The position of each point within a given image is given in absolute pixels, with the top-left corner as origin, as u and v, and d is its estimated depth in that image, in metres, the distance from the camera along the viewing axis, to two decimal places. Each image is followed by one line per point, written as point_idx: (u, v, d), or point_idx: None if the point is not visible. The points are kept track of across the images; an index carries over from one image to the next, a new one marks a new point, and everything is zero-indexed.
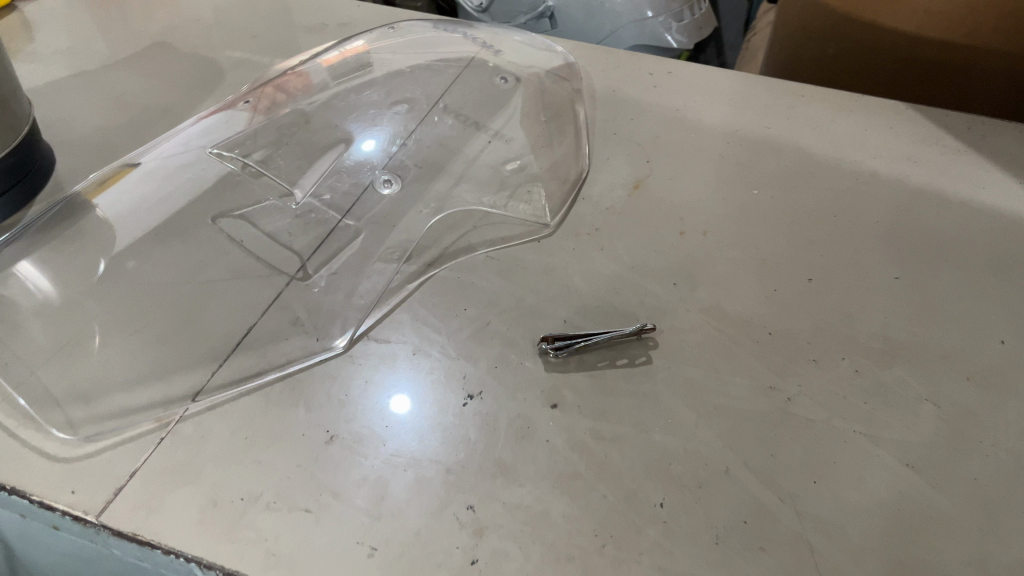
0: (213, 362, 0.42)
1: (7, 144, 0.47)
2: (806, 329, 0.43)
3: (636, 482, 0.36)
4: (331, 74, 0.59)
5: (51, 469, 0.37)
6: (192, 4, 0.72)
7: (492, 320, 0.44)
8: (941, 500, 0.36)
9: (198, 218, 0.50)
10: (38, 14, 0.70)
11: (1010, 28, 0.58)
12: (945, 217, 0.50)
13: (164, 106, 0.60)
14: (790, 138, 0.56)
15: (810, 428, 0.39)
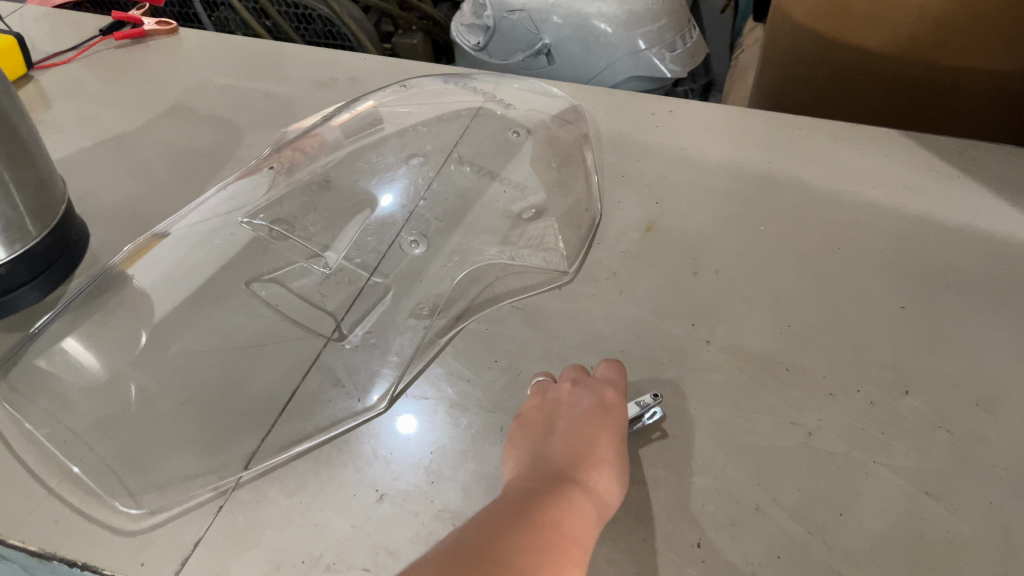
0: (261, 427, 0.44)
1: (47, 225, 0.49)
2: (820, 363, 0.46)
3: (673, 524, 0.39)
4: (343, 132, 0.62)
5: (118, 543, 0.39)
6: (204, 64, 0.75)
7: (523, 369, 0.46)
8: (959, 525, 0.38)
9: (231, 284, 0.52)
10: (54, 83, 0.73)
11: (1005, 51, 0.55)
12: (945, 244, 0.52)
13: (188, 172, 0.63)
14: (791, 172, 0.58)
15: (832, 461, 0.41)
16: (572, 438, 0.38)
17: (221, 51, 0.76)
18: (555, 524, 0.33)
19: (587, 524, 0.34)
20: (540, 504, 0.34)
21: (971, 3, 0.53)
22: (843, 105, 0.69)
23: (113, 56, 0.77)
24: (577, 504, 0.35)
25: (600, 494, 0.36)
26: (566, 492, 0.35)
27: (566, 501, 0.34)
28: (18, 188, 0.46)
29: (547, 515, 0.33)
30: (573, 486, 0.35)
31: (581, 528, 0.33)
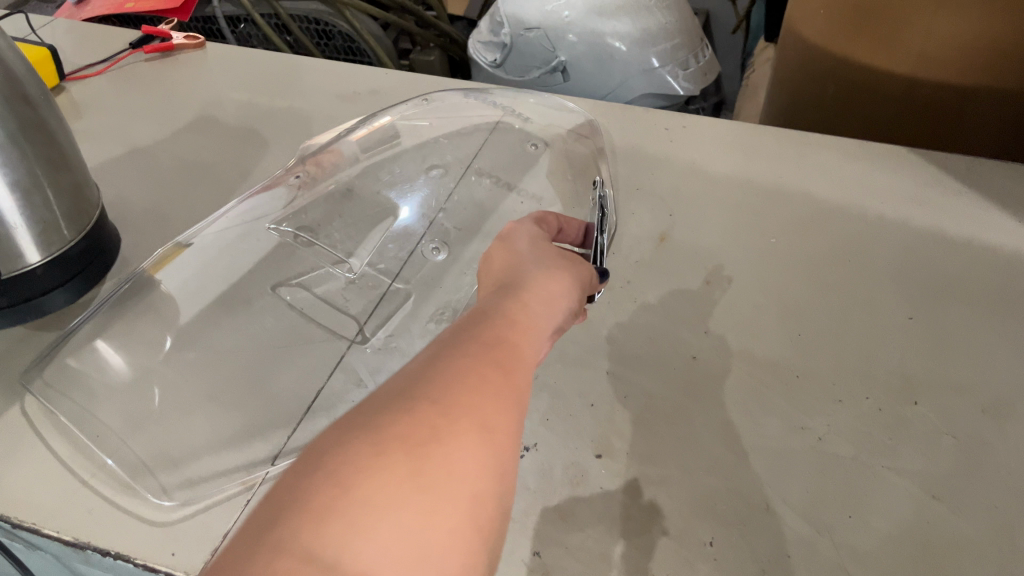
0: (287, 425, 0.45)
1: (82, 229, 0.51)
2: (828, 370, 0.47)
3: (685, 522, 0.40)
4: (361, 147, 0.63)
5: (150, 533, 0.41)
6: (230, 77, 0.77)
7: (539, 373, 0.48)
8: (964, 527, 0.39)
9: (258, 289, 0.54)
10: (85, 94, 0.76)
11: (1009, 70, 0.56)
12: (951, 257, 0.53)
13: (215, 181, 0.65)
14: (801, 185, 0.60)
15: (840, 464, 0.42)
16: (508, 277, 0.37)
17: (246, 64, 0.79)
18: (494, 339, 0.31)
19: (529, 338, 0.33)
20: (481, 324, 0.32)
21: (974, 24, 0.55)
22: (849, 122, 0.71)
23: (142, 68, 0.79)
24: (514, 321, 0.33)
25: (546, 298, 0.36)
26: (505, 310, 0.34)
27: (507, 318, 0.33)
28: (54, 193, 0.48)
29: (490, 322, 0.33)
30: (513, 304, 0.34)
31: (522, 327, 0.33)
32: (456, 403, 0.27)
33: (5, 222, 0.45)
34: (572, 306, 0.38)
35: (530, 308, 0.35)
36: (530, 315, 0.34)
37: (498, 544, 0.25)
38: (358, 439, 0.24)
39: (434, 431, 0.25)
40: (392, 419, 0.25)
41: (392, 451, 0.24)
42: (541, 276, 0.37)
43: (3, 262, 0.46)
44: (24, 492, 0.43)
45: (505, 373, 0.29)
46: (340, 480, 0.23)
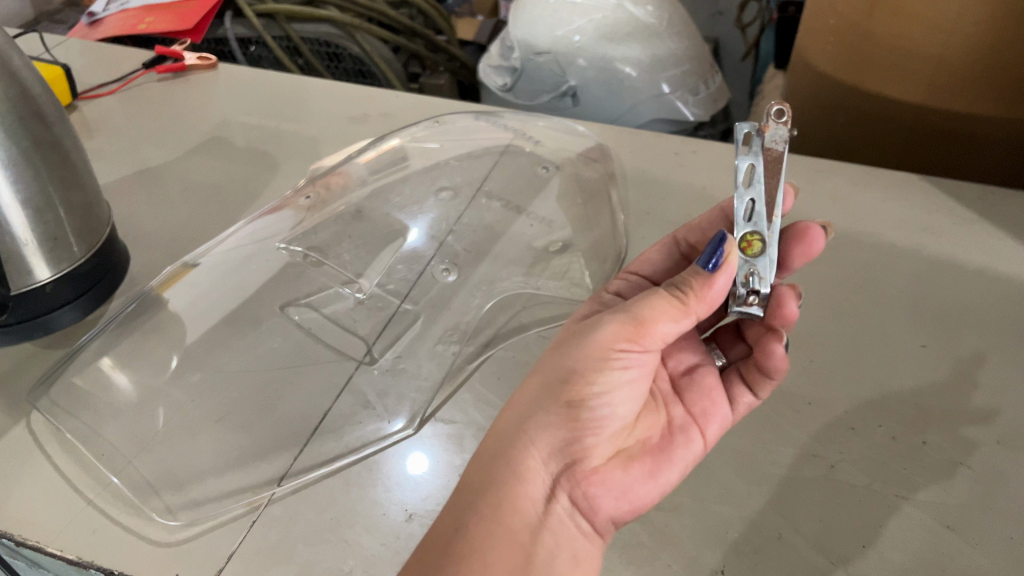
0: (294, 446, 0.45)
1: (93, 246, 0.51)
2: (842, 398, 0.46)
3: (697, 549, 0.39)
4: (369, 169, 0.64)
5: (154, 553, 0.40)
6: (241, 98, 0.77)
7: None
8: (980, 559, 0.39)
9: (267, 310, 0.54)
10: (97, 114, 0.76)
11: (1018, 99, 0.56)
12: (964, 286, 0.53)
13: (226, 202, 0.65)
14: (811, 212, 0.59)
15: (853, 493, 0.42)
16: (495, 433, 0.39)
17: (257, 85, 0.79)
18: (443, 548, 0.35)
19: (489, 523, 0.36)
20: (451, 534, 0.35)
21: (985, 53, 0.55)
22: (859, 149, 0.70)
23: (154, 89, 0.80)
24: (472, 507, 0.36)
25: (514, 433, 0.38)
26: (479, 504, 0.37)
27: (476, 516, 0.36)
28: (66, 211, 0.48)
29: (459, 523, 0.36)
30: (488, 492, 0.37)
31: (488, 526, 0.36)
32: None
33: (16, 238, 0.45)
34: (569, 383, 0.39)
35: (494, 470, 0.37)
36: (490, 487, 0.37)
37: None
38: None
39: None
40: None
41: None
42: (512, 404, 0.40)
43: (12, 277, 0.46)
44: (27, 509, 0.42)
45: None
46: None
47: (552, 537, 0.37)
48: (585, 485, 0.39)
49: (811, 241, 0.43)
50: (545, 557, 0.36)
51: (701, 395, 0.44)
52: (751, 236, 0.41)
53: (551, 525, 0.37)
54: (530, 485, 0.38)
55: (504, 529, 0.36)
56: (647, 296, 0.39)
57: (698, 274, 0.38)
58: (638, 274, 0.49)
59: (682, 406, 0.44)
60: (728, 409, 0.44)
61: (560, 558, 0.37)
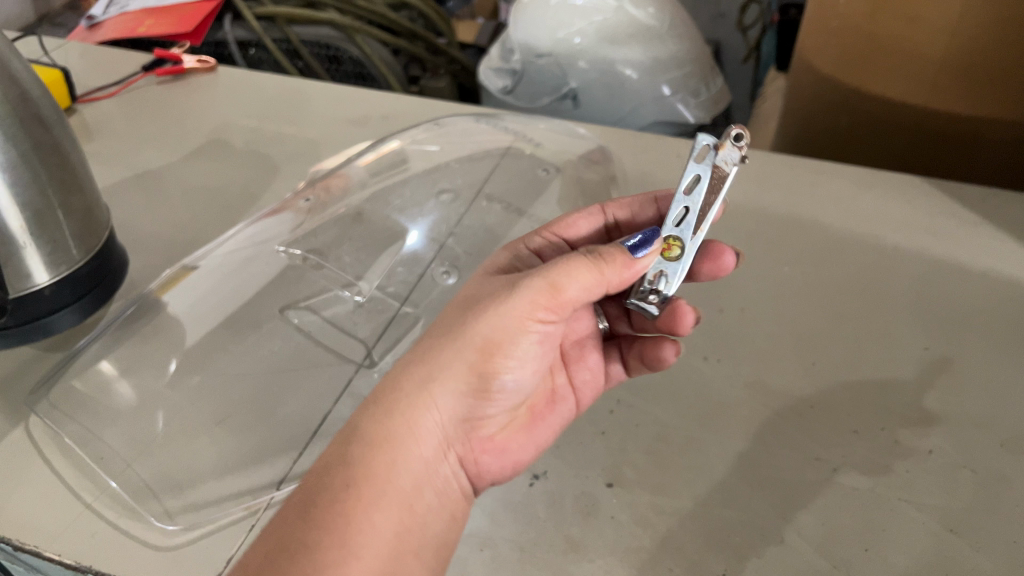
0: (293, 449, 0.45)
1: (92, 249, 0.51)
2: (843, 400, 0.46)
3: (699, 554, 0.39)
4: (369, 172, 0.64)
5: (152, 558, 0.40)
6: (240, 101, 0.77)
7: None
8: (984, 562, 0.38)
9: (266, 313, 0.54)
10: (97, 117, 0.76)
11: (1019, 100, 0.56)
12: (967, 288, 0.53)
13: (225, 205, 0.65)
14: (813, 214, 0.59)
15: (857, 497, 0.41)
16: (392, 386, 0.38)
17: (256, 87, 0.79)
18: (327, 509, 0.34)
19: (381, 482, 0.35)
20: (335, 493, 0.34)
21: (986, 54, 0.55)
22: (860, 151, 0.70)
23: (154, 92, 0.80)
24: (365, 462, 0.35)
25: (418, 392, 0.37)
26: (367, 463, 0.35)
27: (364, 476, 0.35)
28: (66, 214, 0.48)
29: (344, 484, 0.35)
30: (377, 451, 0.36)
31: (376, 488, 0.35)
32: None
33: (16, 240, 0.45)
34: (484, 348, 0.38)
35: (391, 428, 0.37)
36: (385, 441, 0.36)
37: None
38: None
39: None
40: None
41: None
42: (413, 355, 0.39)
43: (11, 280, 0.46)
44: (26, 512, 0.42)
45: (339, 550, 0.33)
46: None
47: (434, 495, 0.38)
48: (476, 453, 0.41)
49: (723, 261, 0.45)
50: (427, 515, 0.37)
51: (581, 365, 0.47)
52: (672, 240, 0.44)
53: (435, 484, 0.38)
54: (425, 446, 0.38)
55: (397, 491, 0.36)
56: (567, 261, 0.39)
57: (623, 254, 0.40)
58: (559, 234, 0.48)
59: (565, 374, 0.46)
60: (601, 377, 0.47)
61: (440, 520, 0.38)
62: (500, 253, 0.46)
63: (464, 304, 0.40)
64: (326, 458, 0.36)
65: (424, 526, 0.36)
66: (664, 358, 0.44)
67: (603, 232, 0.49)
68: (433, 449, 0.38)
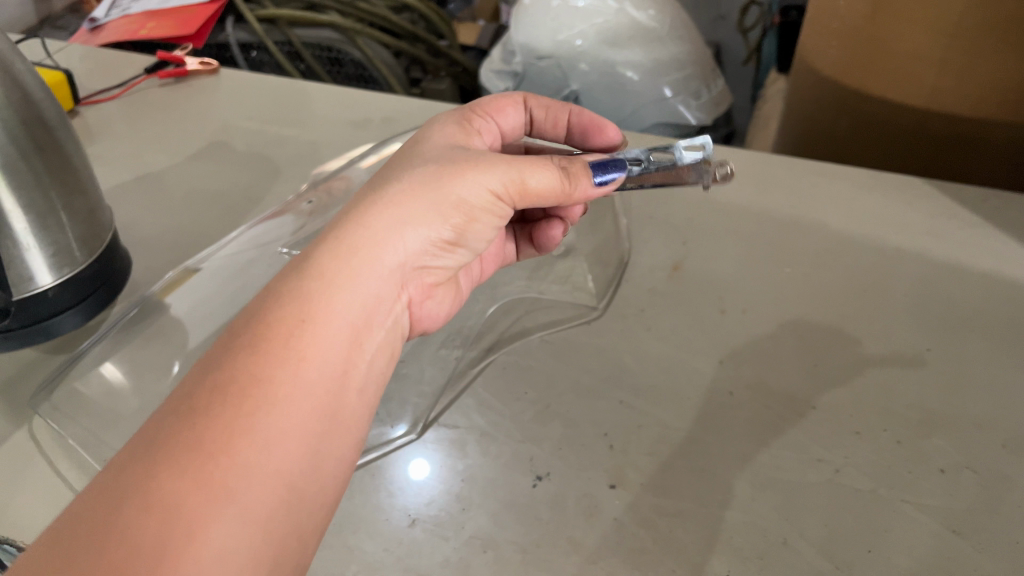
0: None
1: (94, 251, 0.51)
2: (846, 401, 0.46)
3: (701, 555, 0.39)
4: (370, 174, 0.63)
5: None
6: (243, 102, 0.77)
7: (552, 402, 0.48)
8: (986, 563, 0.38)
9: None
10: (99, 119, 0.76)
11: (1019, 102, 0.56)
12: (968, 289, 0.53)
13: (228, 207, 0.65)
14: (815, 216, 0.59)
15: (859, 498, 0.41)
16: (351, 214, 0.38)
17: (258, 89, 0.79)
18: (284, 324, 0.33)
19: (330, 316, 0.34)
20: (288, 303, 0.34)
21: (986, 56, 0.55)
22: (862, 152, 0.70)
23: (156, 94, 0.80)
24: (316, 298, 0.34)
25: None
26: (325, 277, 0.35)
27: (321, 287, 0.35)
28: (68, 216, 0.48)
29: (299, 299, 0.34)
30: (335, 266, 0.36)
31: (333, 301, 0.35)
32: (225, 439, 0.29)
33: (18, 244, 0.45)
34: (456, 206, 0.38)
35: (349, 264, 0.36)
36: (338, 277, 0.35)
37: (288, 558, 0.30)
38: (123, 505, 0.27)
39: (202, 477, 0.28)
40: (154, 474, 0.28)
41: (153, 515, 0.26)
42: (377, 199, 0.38)
43: (13, 283, 0.46)
44: (28, 514, 0.42)
45: (287, 380, 0.32)
46: (112, 542, 0.26)
47: (384, 329, 0.37)
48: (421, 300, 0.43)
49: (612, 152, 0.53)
50: (373, 351, 0.36)
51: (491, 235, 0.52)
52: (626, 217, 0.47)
53: (384, 320, 0.37)
54: (385, 283, 0.37)
55: (344, 324, 0.35)
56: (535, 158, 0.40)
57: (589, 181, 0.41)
58: (494, 117, 0.49)
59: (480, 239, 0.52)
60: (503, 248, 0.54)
61: (388, 349, 0.38)
62: (452, 125, 0.45)
63: (424, 162, 0.40)
64: (274, 292, 0.35)
65: (368, 362, 0.36)
66: (553, 237, 0.53)
67: (526, 122, 0.51)
68: (393, 286, 0.38)
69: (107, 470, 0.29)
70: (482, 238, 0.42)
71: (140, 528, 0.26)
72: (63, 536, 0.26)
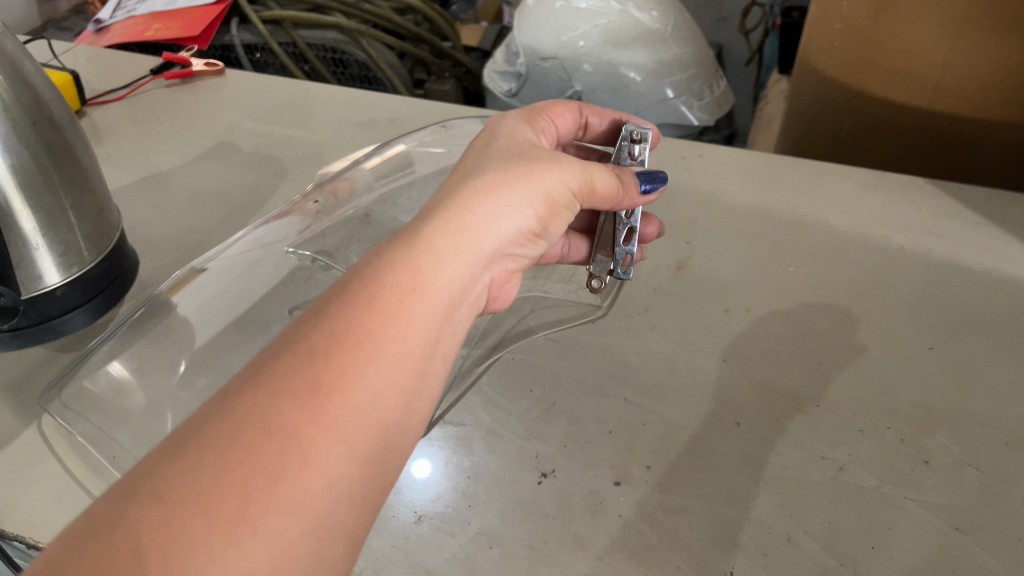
0: None
1: (102, 250, 0.51)
2: (849, 399, 0.47)
3: (706, 552, 0.39)
4: (375, 176, 0.64)
5: None
6: (249, 103, 0.78)
7: (558, 400, 0.48)
8: (990, 560, 0.39)
9: (276, 313, 0.54)
10: (106, 119, 0.77)
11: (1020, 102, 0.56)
12: (971, 289, 0.53)
13: (234, 207, 0.65)
14: (818, 216, 0.60)
15: (863, 495, 0.42)
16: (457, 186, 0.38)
17: (263, 89, 0.80)
18: (399, 281, 0.33)
19: (438, 285, 0.34)
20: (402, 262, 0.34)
21: (987, 57, 0.55)
22: (864, 153, 0.71)
23: (162, 95, 0.80)
24: (424, 264, 0.34)
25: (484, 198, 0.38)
26: (433, 243, 0.35)
27: (430, 254, 0.34)
28: (76, 215, 0.48)
29: (411, 261, 0.34)
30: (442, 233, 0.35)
31: (438, 268, 0.34)
32: (336, 379, 0.28)
33: (27, 243, 0.45)
34: (544, 201, 0.40)
35: (455, 236, 0.36)
36: (447, 248, 0.35)
37: (366, 517, 0.29)
38: (246, 425, 0.26)
39: (320, 412, 0.27)
40: (275, 400, 0.27)
41: (274, 439, 0.26)
42: (482, 177, 0.38)
43: (22, 282, 0.46)
44: (38, 511, 0.43)
45: (396, 336, 0.31)
46: (239, 456, 0.25)
47: (469, 303, 0.37)
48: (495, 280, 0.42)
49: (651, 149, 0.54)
50: (460, 322, 0.36)
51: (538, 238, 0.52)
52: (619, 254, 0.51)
53: (471, 294, 0.37)
54: (481, 259, 0.37)
55: (447, 296, 0.34)
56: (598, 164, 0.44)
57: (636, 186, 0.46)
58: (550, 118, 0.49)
59: None
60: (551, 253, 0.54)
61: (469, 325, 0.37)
62: (522, 121, 0.47)
63: (519, 153, 0.41)
64: (385, 250, 0.34)
65: (458, 333, 0.35)
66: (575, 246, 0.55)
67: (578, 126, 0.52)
68: (485, 262, 0.38)
69: (223, 390, 0.28)
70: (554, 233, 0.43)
71: (254, 447, 0.26)
72: (180, 442, 0.26)
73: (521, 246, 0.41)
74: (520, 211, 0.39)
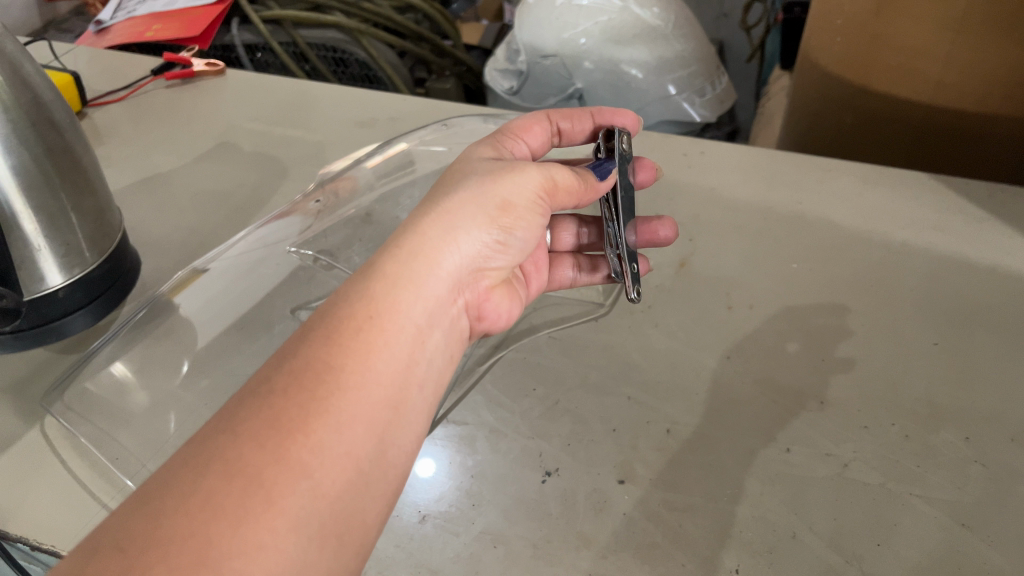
0: None
1: (104, 252, 0.51)
2: (854, 396, 0.46)
3: (712, 550, 0.39)
4: (376, 174, 0.63)
5: None
6: (248, 103, 0.78)
7: (561, 398, 0.48)
8: (996, 556, 0.38)
9: (277, 313, 0.54)
10: (107, 121, 0.77)
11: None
12: (973, 283, 0.53)
13: (235, 207, 0.65)
14: (821, 212, 0.59)
15: (867, 492, 0.42)
16: (412, 219, 0.39)
17: (263, 89, 0.79)
18: (355, 316, 0.33)
19: (397, 313, 0.35)
20: (359, 297, 0.34)
21: (992, 51, 0.55)
22: (867, 147, 0.70)
23: (162, 96, 0.80)
24: (382, 296, 0.35)
25: (442, 226, 0.38)
26: (391, 277, 0.36)
27: (388, 286, 0.35)
28: (77, 216, 0.48)
29: (368, 295, 0.34)
30: (398, 265, 0.36)
31: (399, 299, 0.35)
32: (296, 416, 0.29)
33: (28, 244, 0.45)
34: (503, 209, 0.40)
35: (410, 265, 0.36)
36: (404, 278, 0.36)
37: (348, 550, 0.29)
38: (207, 471, 0.27)
39: (281, 451, 0.28)
40: (237, 446, 0.28)
41: (235, 481, 0.27)
42: (437, 205, 0.39)
43: (25, 284, 0.46)
44: (42, 514, 0.42)
45: (359, 369, 0.32)
46: (201, 500, 0.26)
47: (445, 330, 0.37)
48: (480, 302, 0.42)
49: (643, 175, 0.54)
50: (435, 350, 0.36)
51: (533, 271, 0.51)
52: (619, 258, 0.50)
53: (444, 322, 0.38)
54: (445, 284, 0.38)
55: (411, 323, 0.35)
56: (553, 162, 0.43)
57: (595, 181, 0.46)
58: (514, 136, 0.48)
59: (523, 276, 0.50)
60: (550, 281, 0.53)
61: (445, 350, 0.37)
62: (485, 146, 0.46)
63: (475, 173, 0.42)
64: (342, 289, 0.35)
65: (431, 360, 0.36)
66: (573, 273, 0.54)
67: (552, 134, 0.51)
68: (451, 287, 0.38)
69: (192, 440, 0.29)
70: (529, 244, 0.43)
71: (214, 492, 0.26)
72: (147, 494, 0.27)
73: (493, 263, 0.41)
74: (482, 235, 0.39)
